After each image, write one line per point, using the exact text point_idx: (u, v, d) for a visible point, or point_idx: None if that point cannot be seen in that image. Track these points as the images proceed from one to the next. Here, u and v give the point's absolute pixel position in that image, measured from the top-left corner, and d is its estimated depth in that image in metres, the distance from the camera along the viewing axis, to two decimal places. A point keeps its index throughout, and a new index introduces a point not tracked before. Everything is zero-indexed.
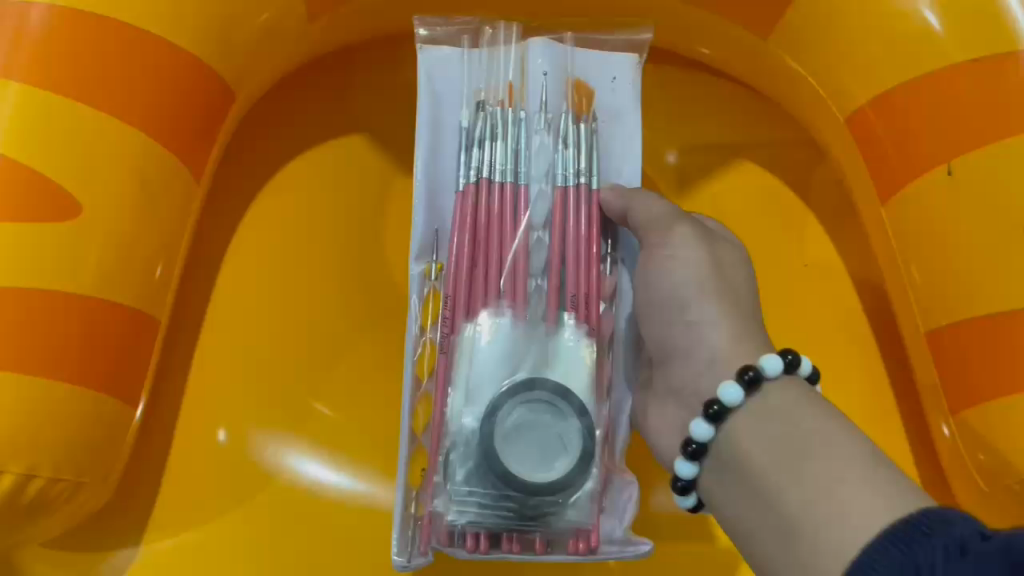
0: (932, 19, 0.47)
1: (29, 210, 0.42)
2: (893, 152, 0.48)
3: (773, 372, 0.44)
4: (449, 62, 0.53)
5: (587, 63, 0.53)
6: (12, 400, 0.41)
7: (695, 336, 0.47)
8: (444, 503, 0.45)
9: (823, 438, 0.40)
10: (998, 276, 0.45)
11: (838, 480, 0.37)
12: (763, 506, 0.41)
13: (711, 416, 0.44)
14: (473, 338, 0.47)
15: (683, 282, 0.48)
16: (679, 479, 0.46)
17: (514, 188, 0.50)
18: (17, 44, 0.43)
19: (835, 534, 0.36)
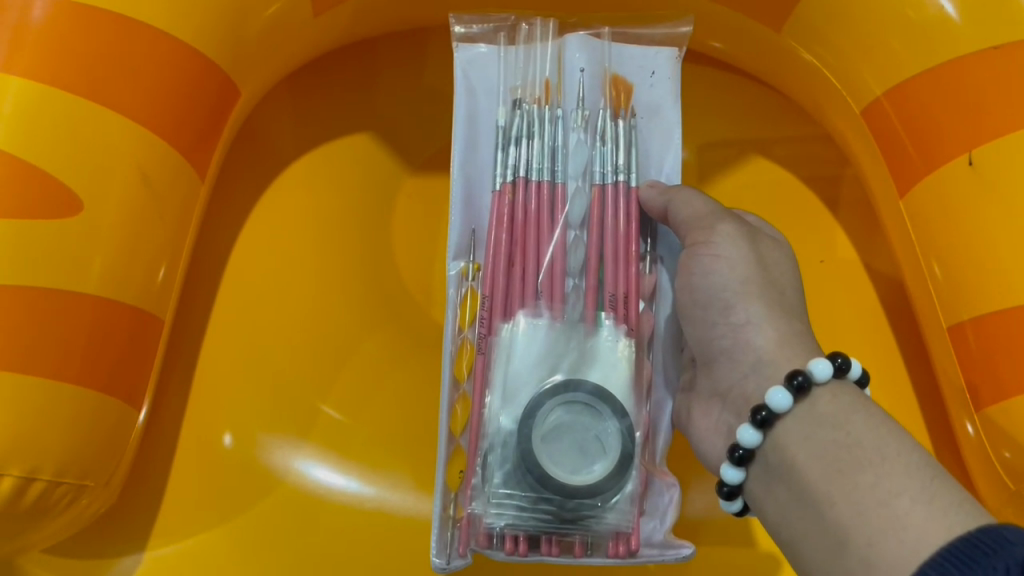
0: (948, 7, 0.51)
1: (28, 204, 0.42)
2: (913, 149, 0.53)
3: (823, 377, 0.39)
4: (486, 60, 0.52)
5: (628, 57, 0.52)
6: (13, 401, 0.40)
7: (741, 338, 0.43)
8: (481, 501, 0.43)
9: (873, 445, 0.36)
10: (1007, 270, 0.49)
11: (894, 493, 0.34)
12: (807, 518, 0.37)
13: (759, 423, 0.40)
14: (509, 339, 0.45)
15: (728, 284, 0.44)
16: (726, 485, 0.42)
17: (551, 186, 0.49)
18: (18, 37, 0.44)
19: (894, 551, 0.33)
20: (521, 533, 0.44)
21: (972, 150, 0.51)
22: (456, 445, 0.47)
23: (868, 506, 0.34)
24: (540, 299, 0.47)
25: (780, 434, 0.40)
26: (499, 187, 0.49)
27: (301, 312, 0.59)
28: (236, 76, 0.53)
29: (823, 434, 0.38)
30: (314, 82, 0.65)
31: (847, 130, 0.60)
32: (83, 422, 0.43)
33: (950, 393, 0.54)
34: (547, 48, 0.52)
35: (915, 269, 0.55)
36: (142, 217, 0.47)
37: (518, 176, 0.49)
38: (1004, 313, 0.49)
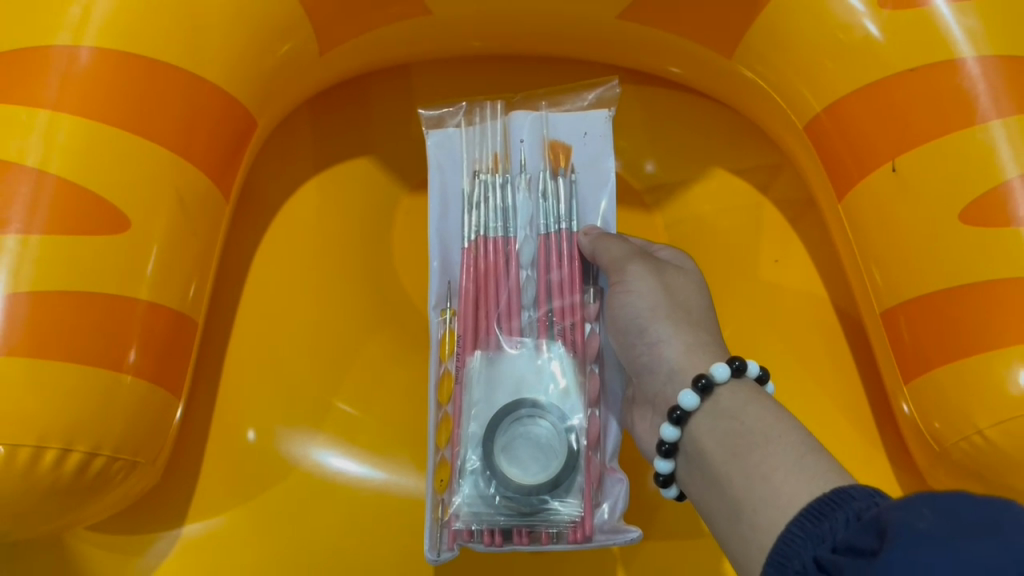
0: (873, 30, 0.59)
1: (84, 224, 0.50)
2: (847, 160, 0.61)
3: (723, 378, 0.47)
4: (452, 140, 0.60)
5: (562, 125, 0.60)
6: (79, 386, 0.48)
7: (656, 354, 0.51)
8: (462, 509, 0.50)
9: (759, 432, 0.43)
10: (927, 261, 0.57)
11: (770, 467, 0.41)
12: (716, 495, 0.44)
13: (676, 420, 0.47)
14: (471, 369, 0.53)
15: (640, 310, 0.52)
16: (660, 475, 0.49)
17: (505, 240, 0.57)
18: (68, 82, 0.51)
19: (770, 513, 0.39)
20: (495, 528, 0.50)
21: (895, 158, 0.58)
22: (441, 455, 0.53)
23: (753, 480, 0.41)
24: (501, 333, 0.55)
25: (694, 428, 0.47)
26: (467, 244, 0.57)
27: (313, 319, 0.66)
28: (253, 110, 0.60)
29: (721, 426, 0.45)
30: (320, 112, 0.72)
31: (793, 144, 0.67)
32: (134, 407, 0.50)
33: (887, 374, 0.61)
34: (497, 125, 0.60)
35: (855, 265, 0.63)
36: (178, 232, 0.54)
37: (480, 235, 0.57)
38: (925, 298, 0.57)
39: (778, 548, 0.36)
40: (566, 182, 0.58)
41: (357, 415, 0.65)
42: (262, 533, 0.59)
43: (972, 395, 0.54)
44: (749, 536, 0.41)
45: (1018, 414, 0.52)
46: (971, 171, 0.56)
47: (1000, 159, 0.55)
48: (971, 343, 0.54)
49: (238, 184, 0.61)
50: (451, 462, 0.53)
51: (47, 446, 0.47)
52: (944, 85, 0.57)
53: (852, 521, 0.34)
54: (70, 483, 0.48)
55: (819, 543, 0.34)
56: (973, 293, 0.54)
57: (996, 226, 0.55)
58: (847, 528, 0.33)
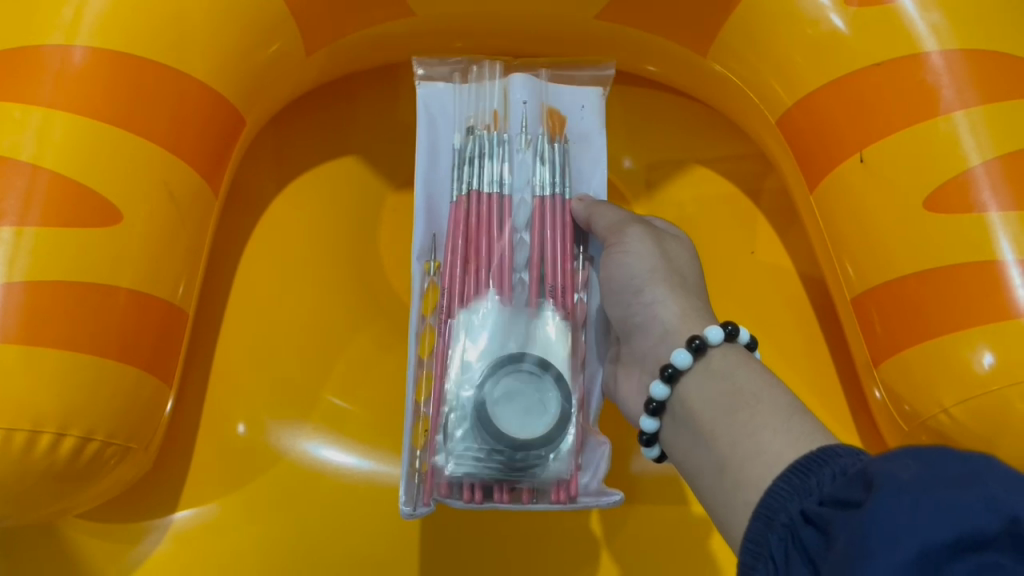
0: (838, 24, 0.61)
1: (79, 217, 0.51)
2: (817, 152, 0.63)
3: (716, 340, 0.48)
4: (446, 96, 0.63)
5: (558, 97, 0.63)
6: (72, 371, 0.49)
7: (650, 314, 0.52)
8: (449, 462, 0.51)
9: (749, 393, 0.44)
10: (894, 246, 0.59)
11: (761, 424, 0.42)
12: (701, 453, 0.45)
13: (667, 378, 0.48)
14: (467, 321, 0.54)
15: (637, 273, 0.53)
16: (644, 433, 0.51)
17: (500, 198, 0.58)
18: (60, 79, 0.53)
19: (757, 469, 0.41)
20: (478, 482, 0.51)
21: (862, 150, 0.60)
22: (420, 410, 0.54)
23: (741, 437, 0.43)
24: (492, 289, 0.55)
25: (682, 387, 0.48)
26: (455, 198, 0.58)
27: (302, 312, 0.68)
28: (241, 108, 0.62)
29: (713, 387, 0.46)
30: (308, 112, 0.74)
31: (767, 137, 0.70)
32: (127, 394, 0.52)
33: (859, 359, 0.63)
34: (496, 87, 0.63)
35: (827, 254, 0.65)
36: (169, 225, 0.56)
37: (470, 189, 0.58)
38: (893, 283, 0.59)
39: (766, 501, 0.37)
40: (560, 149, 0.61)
41: (347, 408, 0.66)
42: (253, 520, 0.61)
43: (939, 375, 0.56)
44: (733, 491, 0.42)
45: (982, 392, 0.54)
46: (936, 159, 0.58)
47: (964, 147, 0.58)
48: (937, 325, 0.56)
49: (227, 181, 0.63)
50: (433, 417, 0.53)
51: (43, 431, 0.48)
52: (909, 77, 0.59)
53: (839, 475, 0.35)
54: (64, 467, 0.50)
55: (806, 496, 0.36)
56: (938, 277, 0.56)
57: (960, 212, 0.57)
58: (833, 482, 0.35)
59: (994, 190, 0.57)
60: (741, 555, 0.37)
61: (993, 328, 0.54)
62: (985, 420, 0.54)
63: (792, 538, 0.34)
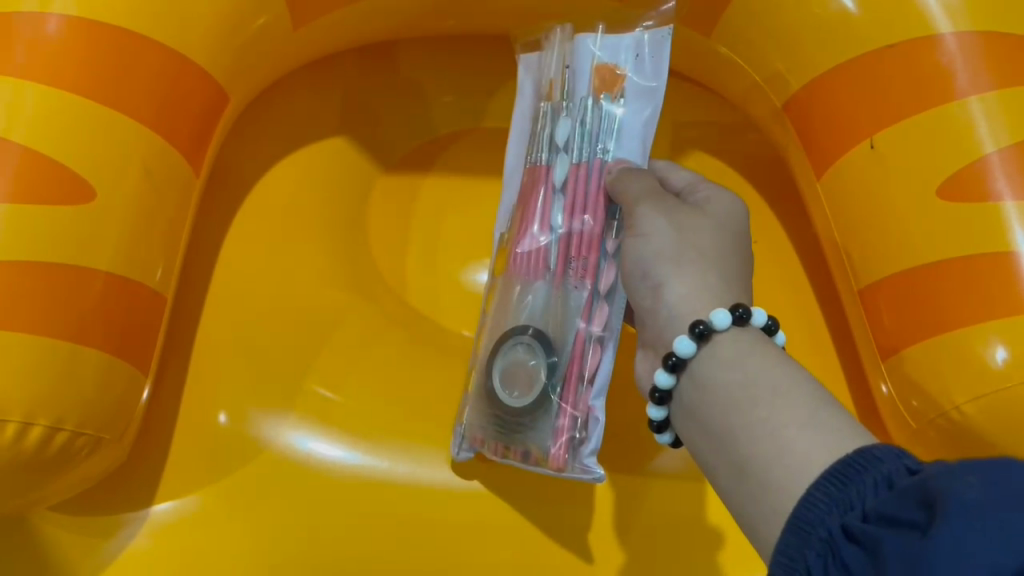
0: (849, 4, 0.59)
1: (53, 195, 0.49)
2: (825, 138, 0.61)
3: (723, 325, 0.42)
4: (531, 62, 0.62)
5: (613, 45, 0.59)
6: (39, 357, 0.47)
7: (657, 297, 0.46)
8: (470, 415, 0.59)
9: (767, 384, 0.39)
10: (906, 237, 0.56)
11: (784, 424, 0.37)
12: (715, 449, 0.41)
13: (671, 367, 0.43)
14: (503, 291, 0.59)
15: (648, 252, 0.47)
16: (654, 421, 0.47)
17: (543, 168, 0.59)
18: (32, 49, 0.50)
19: (781, 474, 0.36)
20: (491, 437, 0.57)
21: (873, 135, 0.58)
22: (473, 363, 0.61)
23: (761, 435, 0.38)
24: (525, 261, 0.58)
25: (690, 376, 0.43)
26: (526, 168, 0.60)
27: (289, 297, 0.65)
28: (224, 84, 0.59)
29: (726, 375, 0.41)
30: (296, 89, 0.71)
31: (773, 122, 0.67)
32: (100, 381, 0.49)
33: (865, 352, 0.61)
34: (559, 46, 0.61)
35: (834, 244, 0.63)
36: (145, 205, 0.53)
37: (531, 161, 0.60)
38: (905, 274, 0.56)
39: (798, 512, 0.34)
40: (612, 109, 0.58)
41: (335, 399, 0.63)
42: (233, 515, 0.58)
43: (950, 372, 0.54)
44: (753, 495, 0.38)
45: (995, 390, 0.52)
46: (949, 147, 0.56)
47: (978, 134, 0.55)
48: (949, 318, 0.54)
49: (209, 160, 0.60)
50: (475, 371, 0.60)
51: (8, 420, 0.46)
52: (925, 60, 0.57)
53: (883, 487, 0.32)
54: (31, 458, 0.47)
55: (847, 510, 0.32)
56: (950, 269, 0.54)
57: (974, 201, 0.54)
58: (878, 494, 0.31)
59: (1009, 179, 0.54)
60: (772, 568, 0.34)
61: (1006, 322, 0.52)
62: (996, 418, 0.52)
63: (832, 556, 0.31)
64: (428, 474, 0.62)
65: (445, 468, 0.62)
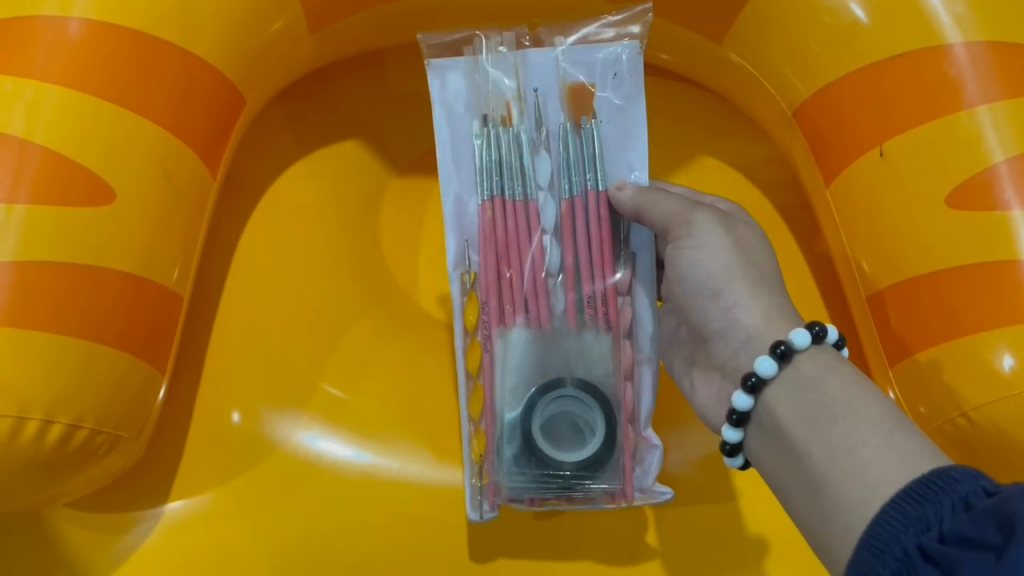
0: (859, 14, 0.59)
1: (72, 195, 0.49)
2: (833, 146, 0.62)
3: (803, 345, 0.44)
4: (457, 76, 0.56)
5: (577, 62, 0.56)
6: (61, 355, 0.47)
7: (731, 319, 0.47)
8: (504, 485, 0.54)
9: (845, 403, 0.41)
10: (914, 244, 0.57)
11: (860, 442, 0.39)
12: (792, 468, 0.42)
13: (750, 388, 0.45)
14: (505, 351, 0.53)
15: (712, 272, 0.48)
16: (728, 444, 0.47)
17: (525, 204, 0.54)
18: (53, 52, 0.51)
19: (859, 492, 0.38)
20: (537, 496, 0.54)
21: (882, 143, 0.59)
22: (476, 426, 0.56)
23: (838, 454, 0.39)
24: (528, 315, 0.53)
25: (770, 399, 0.45)
26: (485, 203, 0.54)
27: (303, 298, 0.66)
28: (240, 87, 0.60)
29: (805, 397, 0.43)
30: (311, 91, 0.72)
31: (782, 129, 0.68)
32: (118, 380, 0.50)
33: (872, 357, 0.62)
34: (508, 64, 0.56)
35: (841, 250, 0.63)
36: (164, 206, 0.54)
37: (497, 194, 0.54)
38: (913, 281, 0.57)
39: (874, 530, 0.36)
40: (592, 130, 0.55)
41: (346, 398, 0.64)
42: (246, 513, 0.59)
43: (958, 378, 0.54)
44: (829, 514, 0.39)
45: (1003, 396, 0.52)
46: (958, 155, 0.56)
47: (987, 143, 0.56)
48: (956, 325, 0.54)
49: (225, 162, 0.61)
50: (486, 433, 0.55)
51: (29, 418, 0.46)
52: (934, 71, 0.57)
53: (959, 509, 0.33)
54: (52, 454, 0.48)
55: (923, 530, 0.34)
56: (958, 277, 0.55)
57: (982, 210, 0.55)
58: (954, 516, 0.33)
59: (1016, 187, 0.55)
60: None
61: (1013, 331, 0.52)
62: (1004, 425, 0.53)
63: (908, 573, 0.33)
64: (438, 473, 0.63)
65: (454, 468, 0.63)
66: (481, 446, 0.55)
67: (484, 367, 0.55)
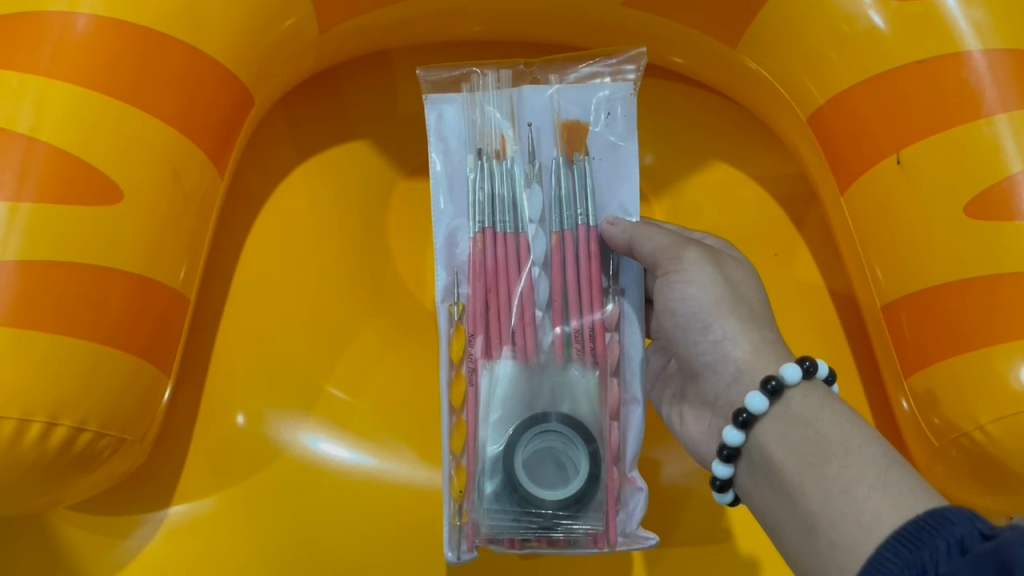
0: (877, 21, 0.59)
1: (79, 194, 0.49)
2: (850, 154, 0.61)
3: (793, 380, 0.44)
4: (452, 111, 0.56)
5: (572, 101, 0.56)
6: (65, 357, 0.46)
7: (721, 352, 0.47)
8: (484, 524, 0.48)
9: (837, 441, 0.41)
10: (930, 254, 0.56)
11: (854, 481, 0.39)
12: (784, 507, 0.42)
13: (741, 424, 0.44)
14: (488, 382, 0.50)
15: (702, 303, 0.47)
16: (717, 479, 0.47)
17: (516, 237, 0.53)
18: (61, 48, 0.50)
19: (851, 530, 0.37)
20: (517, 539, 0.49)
21: (898, 151, 0.58)
22: (457, 463, 0.52)
23: (831, 493, 0.39)
24: (515, 349, 0.51)
25: (760, 433, 0.44)
26: (474, 234, 0.53)
27: (310, 299, 0.66)
28: (251, 87, 0.59)
29: (796, 434, 0.42)
30: (322, 90, 0.72)
31: (796, 135, 0.68)
32: (123, 382, 0.49)
33: (886, 368, 0.61)
34: (502, 96, 0.56)
35: (855, 257, 0.62)
36: (170, 205, 0.53)
37: (489, 224, 0.53)
38: (929, 292, 0.56)
39: (867, 573, 0.35)
40: (583, 165, 0.54)
41: (349, 400, 0.64)
42: (250, 518, 0.58)
43: (974, 392, 0.53)
44: (824, 555, 0.39)
45: (1020, 409, 0.52)
46: (976, 164, 0.55)
47: (1005, 152, 0.55)
48: (972, 337, 0.54)
49: (233, 161, 0.60)
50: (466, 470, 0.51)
51: (33, 420, 0.45)
52: (951, 78, 0.57)
53: (956, 552, 0.32)
54: (55, 458, 0.47)
55: (919, 574, 0.33)
56: (975, 288, 0.54)
57: (1000, 220, 0.54)
58: (950, 560, 0.32)
59: None
60: None
61: None
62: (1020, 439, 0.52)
63: None
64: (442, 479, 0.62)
65: None
66: (461, 484, 0.51)
67: (468, 403, 0.51)
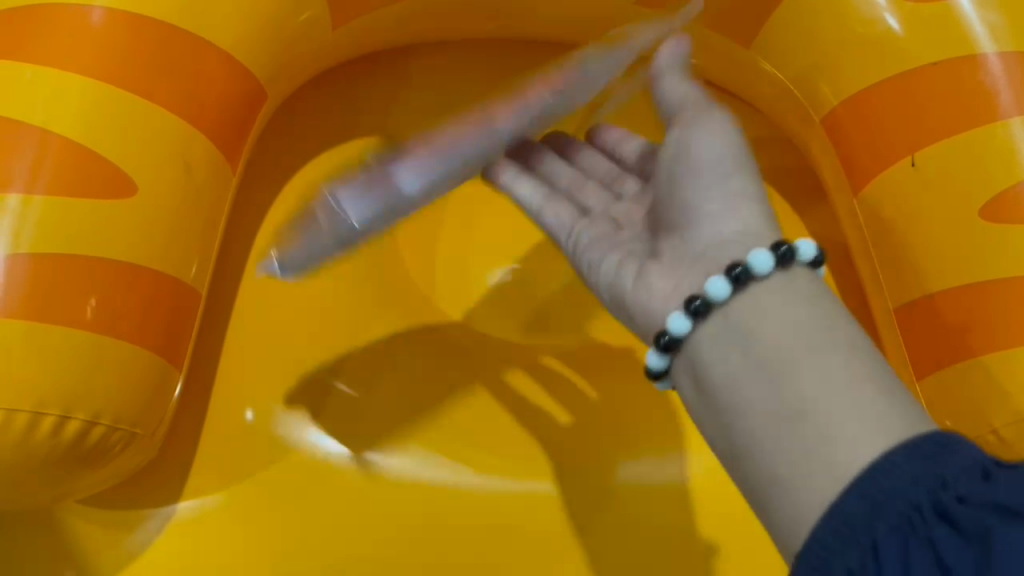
0: (894, 24, 0.59)
1: (94, 188, 0.49)
2: (864, 155, 0.61)
3: (763, 268, 0.40)
4: None
5: (585, 78, 0.55)
6: (78, 351, 0.46)
7: (714, 227, 0.43)
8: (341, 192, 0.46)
9: (830, 339, 0.37)
10: (945, 256, 0.56)
11: (855, 386, 0.36)
12: (747, 393, 0.37)
13: (733, 276, 0.40)
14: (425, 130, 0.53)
15: (718, 150, 0.46)
16: (666, 334, 0.41)
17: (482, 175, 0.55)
18: (75, 41, 0.50)
19: (843, 446, 0.34)
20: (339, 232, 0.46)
21: (915, 153, 0.58)
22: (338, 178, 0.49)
23: (823, 397, 0.35)
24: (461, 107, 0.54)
25: (739, 305, 0.40)
26: None
27: (320, 294, 0.65)
28: (265, 83, 0.59)
29: (787, 319, 0.38)
30: (334, 86, 0.72)
31: (808, 137, 0.68)
32: (135, 376, 0.48)
33: (898, 371, 0.60)
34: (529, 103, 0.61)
35: (868, 259, 0.62)
36: (183, 199, 0.53)
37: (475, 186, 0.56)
38: (945, 294, 0.56)
39: (869, 476, 0.32)
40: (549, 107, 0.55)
41: (356, 395, 0.64)
42: (259, 514, 0.58)
43: (989, 396, 0.53)
44: (800, 459, 0.35)
45: None
46: (991, 167, 0.55)
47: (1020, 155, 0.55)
48: (987, 340, 0.53)
49: (246, 157, 0.60)
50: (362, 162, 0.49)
51: (46, 413, 0.45)
52: (966, 80, 0.57)
53: (976, 474, 0.31)
54: (68, 452, 0.46)
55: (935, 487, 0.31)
56: (992, 291, 0.54)
57: (1016, 223, 0.54)
58: (971, 479, 0.31)
59: None
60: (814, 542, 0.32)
61: None
62: None
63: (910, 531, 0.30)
64: (449, 475, 0.62)
65: (467, 471, 0.62)
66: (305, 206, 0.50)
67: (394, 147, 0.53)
